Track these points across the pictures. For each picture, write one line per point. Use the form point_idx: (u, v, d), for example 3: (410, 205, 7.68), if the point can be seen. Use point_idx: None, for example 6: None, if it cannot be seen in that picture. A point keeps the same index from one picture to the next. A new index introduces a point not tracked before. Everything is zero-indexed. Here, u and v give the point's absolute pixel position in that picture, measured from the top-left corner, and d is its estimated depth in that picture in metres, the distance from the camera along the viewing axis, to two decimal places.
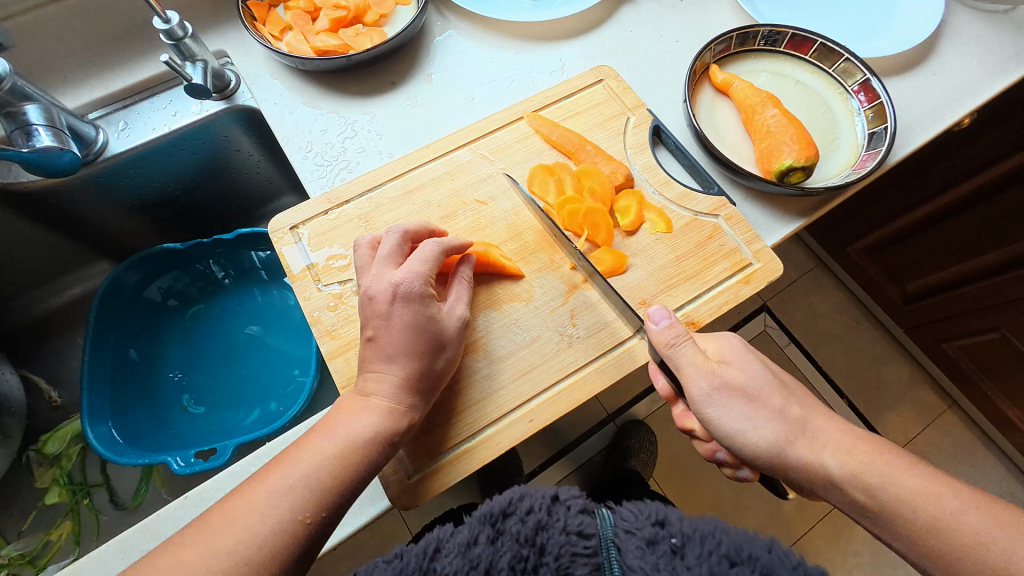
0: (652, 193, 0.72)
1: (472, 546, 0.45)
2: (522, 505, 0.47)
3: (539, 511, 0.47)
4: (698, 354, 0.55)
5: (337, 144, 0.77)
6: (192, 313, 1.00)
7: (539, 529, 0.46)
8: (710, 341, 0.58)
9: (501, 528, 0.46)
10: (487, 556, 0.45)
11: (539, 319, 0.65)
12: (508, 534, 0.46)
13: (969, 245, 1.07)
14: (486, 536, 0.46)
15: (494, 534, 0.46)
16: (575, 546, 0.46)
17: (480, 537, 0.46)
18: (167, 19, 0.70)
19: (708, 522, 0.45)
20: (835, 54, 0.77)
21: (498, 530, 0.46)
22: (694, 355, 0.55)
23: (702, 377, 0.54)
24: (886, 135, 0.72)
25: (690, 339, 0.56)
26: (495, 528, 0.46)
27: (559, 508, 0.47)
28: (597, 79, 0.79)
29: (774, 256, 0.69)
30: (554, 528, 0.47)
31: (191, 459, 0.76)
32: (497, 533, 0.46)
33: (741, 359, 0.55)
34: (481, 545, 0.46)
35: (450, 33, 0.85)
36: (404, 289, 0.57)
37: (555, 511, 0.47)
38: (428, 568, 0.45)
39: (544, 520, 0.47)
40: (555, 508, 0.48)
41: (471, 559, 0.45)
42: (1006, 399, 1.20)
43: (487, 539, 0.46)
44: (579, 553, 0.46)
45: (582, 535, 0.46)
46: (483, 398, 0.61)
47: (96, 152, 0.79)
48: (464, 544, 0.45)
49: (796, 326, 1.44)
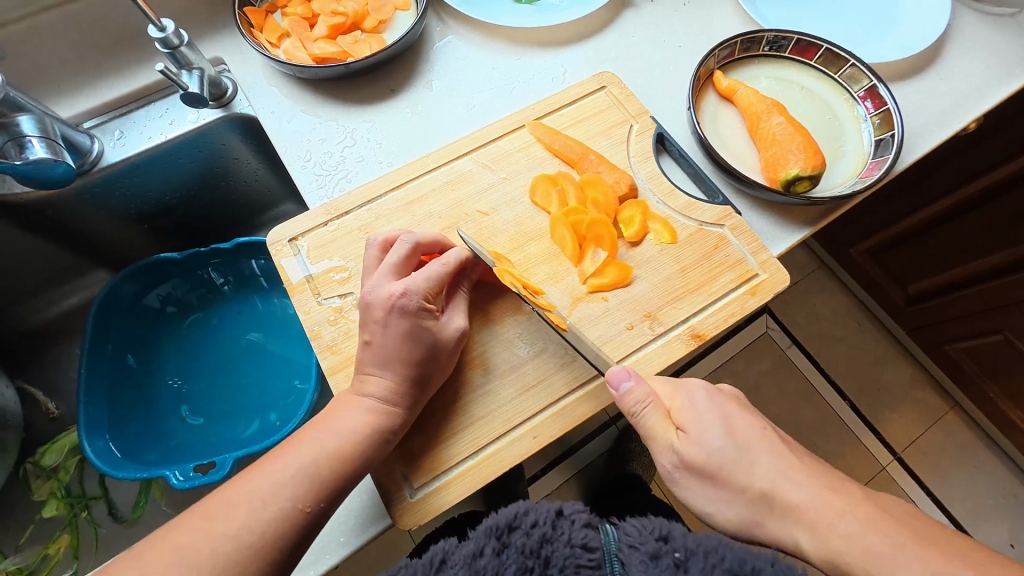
0: (656, 203, 0.71)
1: (477, 558, 0.44)
2: (527, 518, 0.46)
3: (544, 525, 0.46)
4: (658, 420, 0.54)
5: (336, 153, 0.76)
6: (191, 323, 0.99)
7: (544, 542, 0.46)
8: (677, 394, 0.56)
9: (507, 541, 0.45)
10: (493, 568, 0.44)
11: (543, 332, 0.64)
12: (514, 547, 0.45)
13: (973, 248, 1.07)
14: (492, 549, 0.45)
15: (500, 547, 0.45)
16: (580, 558, 0.46)
17: (486, 550, 0.45)
18: (161, 27, 0.69)
19: (710, 538, 0.44)
20: (840, 60, 0.76)
21: (504, 543, 0.45)
22: (657, 423, 0.54)
23: (666, 449, 0.54)
24: (893, 142, 0.71)
25: (652, 402, 0.55)
26: (501, 541, 0.45)
27: (563, 522, 0.46)
28: (600, 85, 0.78)
29: (781, 267, 0.68)
30: (558, 541, 0.46)
31: (190, 473, 0.75)
32: (503, 546, 0.45)
33: (701, 418, 0.53)
34: (487, 556, 0.45)
35: (450, 39, 0.84)
36: (407, 307, 0.56)
37: (559, 526, 0.46)
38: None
39: (549, 534, 0.46)
40: (559, 522, 0.46)
41: (477, 570, 0.44)
42: (1011, 403, 1.19)
43: (493, 551, 0.45)
44: (584, 564, 0.46)
45: (586, 548, 0.46)
46: (486, 414, 0.60)
47: (92, 162, 0.78)
48: (470, 554, 0.44)
49: (799, 329, 1.43)
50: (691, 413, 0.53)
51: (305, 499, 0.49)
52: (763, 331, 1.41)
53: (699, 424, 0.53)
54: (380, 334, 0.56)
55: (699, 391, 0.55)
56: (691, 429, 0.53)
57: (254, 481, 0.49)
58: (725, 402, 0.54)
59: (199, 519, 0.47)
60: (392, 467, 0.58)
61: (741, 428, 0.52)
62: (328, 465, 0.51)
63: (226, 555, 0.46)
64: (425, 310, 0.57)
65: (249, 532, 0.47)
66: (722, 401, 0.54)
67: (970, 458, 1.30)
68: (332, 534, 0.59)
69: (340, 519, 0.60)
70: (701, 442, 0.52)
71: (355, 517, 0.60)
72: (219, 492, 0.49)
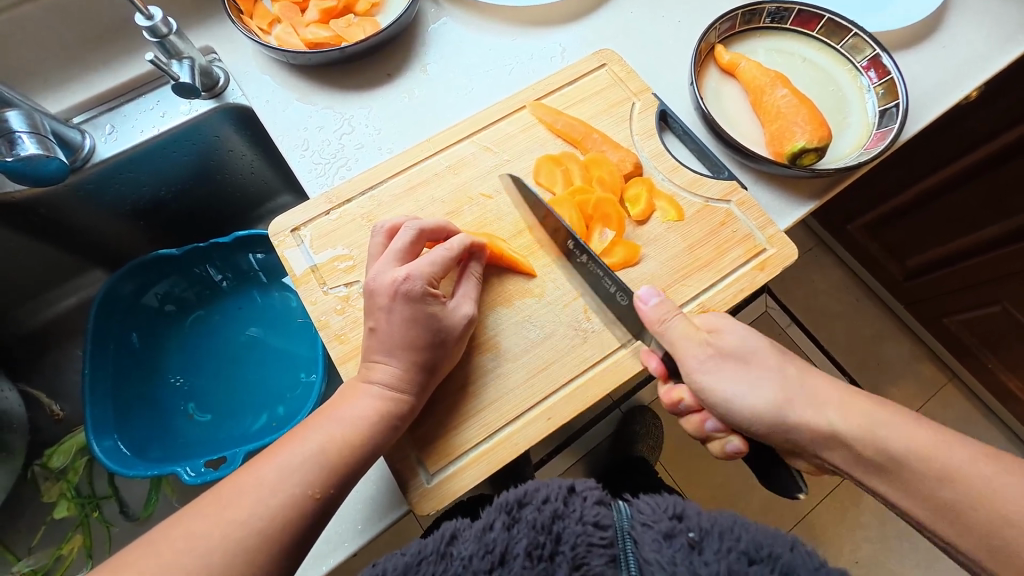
0: (661, 180, 0.70)
1: (487, 532, 0.44)
2: (538, 494, 0.46)
3: (555, 501, 0.45)
4: None
5: (334, 141, 0.75)
6: (192, 319, 0.98)
7: (555, 519, 0.44)
8: (658, 334, 0.58)
9: (518, 516, 0.45)
10: (503, 543, 0.43)
11: (552, 314, 0.64)
12: (525, 522, 0.44)
13: (969, 219, 1.07)
14: (502, 523, 0.44)
15: (510, 521, 0.44)
16: (592, 536, 0.44)
17: (496, 524, 0.44)
18: (149, 15, 0.68)
19: (727, 517, 0.42)
20: (843, 30, 0.75)
21: (514, 518, 0.45)
22: None
23: None
24: (898, 113, 0.70)
25: (640, 341, 0.58)
26: (511, 516, 0.45)
27: (575, 499, 0.45)
28: (600, 63, 0.76)
29: (788, 241, 0.67)
30: (570, 518, 0.44)
31: (201, 468, 0.75)
32: (513, 521, 0.45)
33: (730, 335, 0.57)
34: (496, 531, 0.44)
35: (446, 20, 0.82)
36: (411, 292, 0.56)
37: (571, 502, 0.45)
38: (444, 553, 0.43)
39: (560, 510, 0.45)
40: (571, 499, 0.46)
41: (486, 545, 0.43)
42: (1008, 371, 1.21)
43: (503, 526, 0.44)
44: (596, 543, 0.44)
45: (598, 526, 0.44)
46: (498, 397, 0.60)
47: (84, 158, 0.77)
48: (480, 529, 0.44)
49: (800, 306, 1.43)
50: (722, 334, 0.57)
51: (315, 486, 0.49)
52: (763, 310, 1.41)
53: (727, 336, 0.57)
54: (386, 321, 0.56)
55: (740, 324, 0.58)
56: (669, 365, 0.55)
57: (266, 470, 0.49)
58: (700, 335, 0.58)
59: (211, 507, 0.47)
60: (405, 452, 0.58)
61: (773, 357, 0.56)
62: (339, 452, 0.51)
63: (240, 542, 0.45)
64: (430, 294, 0.57)
65: (262, 518, 0.47)
66: (696, 338, 0.57)
67: (968, 427, 1.31)
68: (346, 522, 0.59)
69: (354, 507, 0.60)
70: (682, 375, 0.54)
71: (368, 505, 0.60)
72: (232, 481, 0.49)
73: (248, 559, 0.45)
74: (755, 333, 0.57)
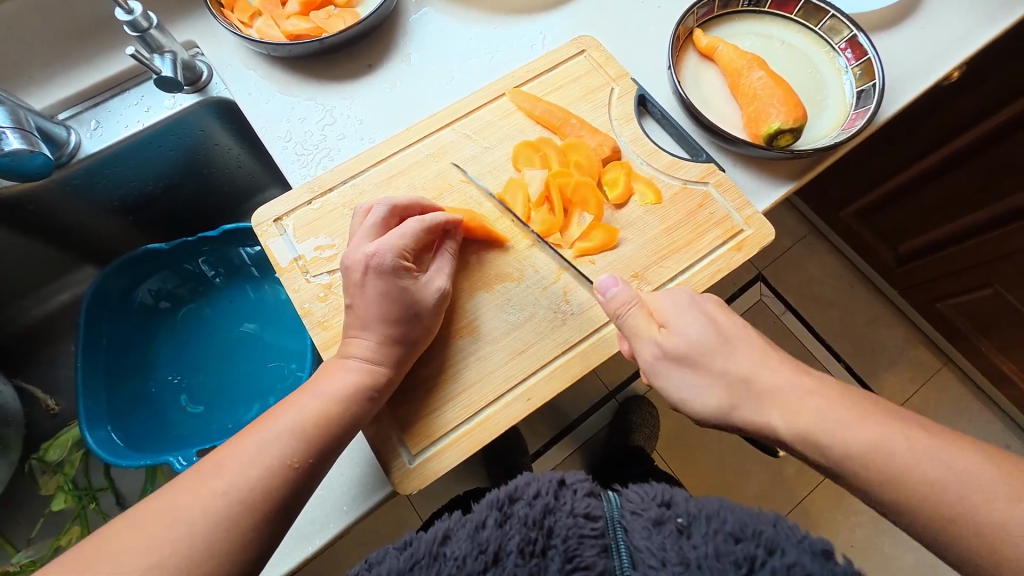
0: (640, 164, 0.71)
1: (480, 530, 0.43)
2: (528, 489, 0.45)
3: (546, 495, 0.45)
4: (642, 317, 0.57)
5: (317, 132, 0.75)
6: (183, 313, 0.99)
7: (547, 513, 0.44)
8: (658, 300, 0.58)
9: (509, 512, 0.44)
10: (496, 541, 0.42)
11: (532, 296, 0.65)
12: (517, 517, 0.43)
13: (960, 202, 1.07)
14: (494, 520, 0.43)
15: (502, 517, 0.44)
16: (583, 528, 0.43)
17: (488, 521, 0.43)
18: (129, 10, 0.69)
19: (712, 502, 0.42)
20: (821, 12, 0.75)
21: (506, 514, 0.44)
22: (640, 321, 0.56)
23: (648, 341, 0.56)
24: (875, 92, 0.70)
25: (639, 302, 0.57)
26: (502, 512, 0.44)
27: (566, 492, 0.45)
28: (579, 50, 0.77)
29: (766, 222, 0.68)
30: (561, 511, 0.44)
31: (192, 457, 0.75)
32: (505, 517, 0.44)
33: (682, 312, 0.56)
34: (489, 528, 0.43)
35: (427, 10, 0.82)
36: (382, 266, 0.57)
37: (562, 496, 0.45)
38: (437, 554, 0.42)
39: (551, 504, 0.44)
40: (561, 492, 0.45)
41: (480, 543, 0.42)
42: (1001, 354, 1.21)
43: (495, 522, 0.43)
44: (587, 535, 0.43)
45: (588, 518, 0.43)
46: (477, 379, 0.61)
47: (69, 153, 0.77)
48: (473, 527, 0.43)
49: (791, 292, 1.43)
50: (672, 310, 0.56)
51: (292, 455, 0.50)
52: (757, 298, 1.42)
53: (681, 317, 0.55)
54: (360, 296, 0.57)
55: (680, 293, 0.58)
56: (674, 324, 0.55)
57: (244, 451, 0.49)
58: (706, 301, 0.57)
59: (194, 482, 0.47)
60: (386, 434, 0.59)
61: (721, 322, 0.55)
62: (325, 428, 0.52)
63: (218, 518, 0.46)
64: (402, 268, 0.58)
65: (243, 494, 0.47)
66: (702, 300, 0.57)
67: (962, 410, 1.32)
68: (331, 504, 0.60)
69: (339, 489, 0.61)
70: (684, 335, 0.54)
71: (354, 487, 0.61)
72: (220, 458, 0.50)
73: (230, 530, 0.46)
74: (700, 298, 0.57)
